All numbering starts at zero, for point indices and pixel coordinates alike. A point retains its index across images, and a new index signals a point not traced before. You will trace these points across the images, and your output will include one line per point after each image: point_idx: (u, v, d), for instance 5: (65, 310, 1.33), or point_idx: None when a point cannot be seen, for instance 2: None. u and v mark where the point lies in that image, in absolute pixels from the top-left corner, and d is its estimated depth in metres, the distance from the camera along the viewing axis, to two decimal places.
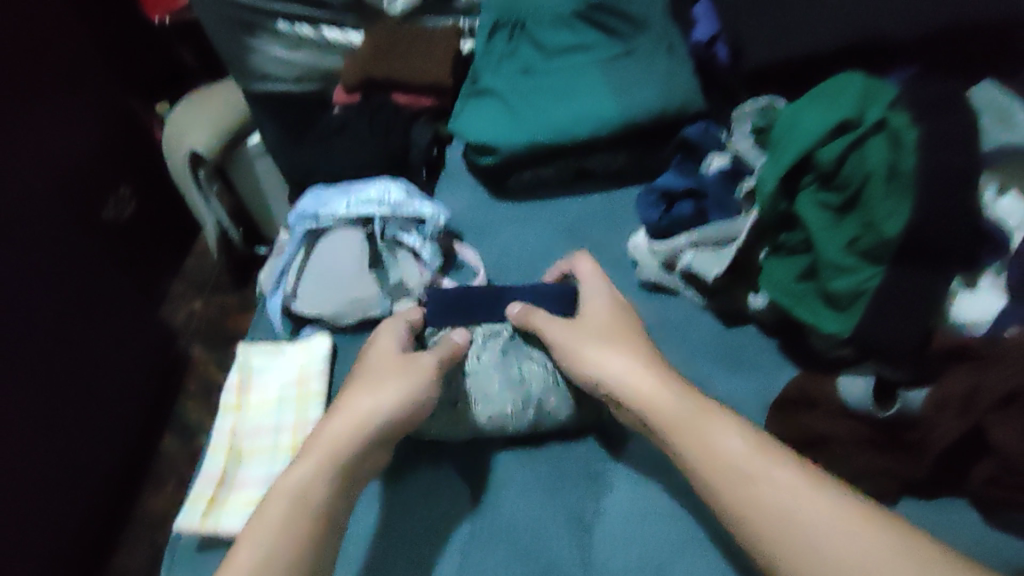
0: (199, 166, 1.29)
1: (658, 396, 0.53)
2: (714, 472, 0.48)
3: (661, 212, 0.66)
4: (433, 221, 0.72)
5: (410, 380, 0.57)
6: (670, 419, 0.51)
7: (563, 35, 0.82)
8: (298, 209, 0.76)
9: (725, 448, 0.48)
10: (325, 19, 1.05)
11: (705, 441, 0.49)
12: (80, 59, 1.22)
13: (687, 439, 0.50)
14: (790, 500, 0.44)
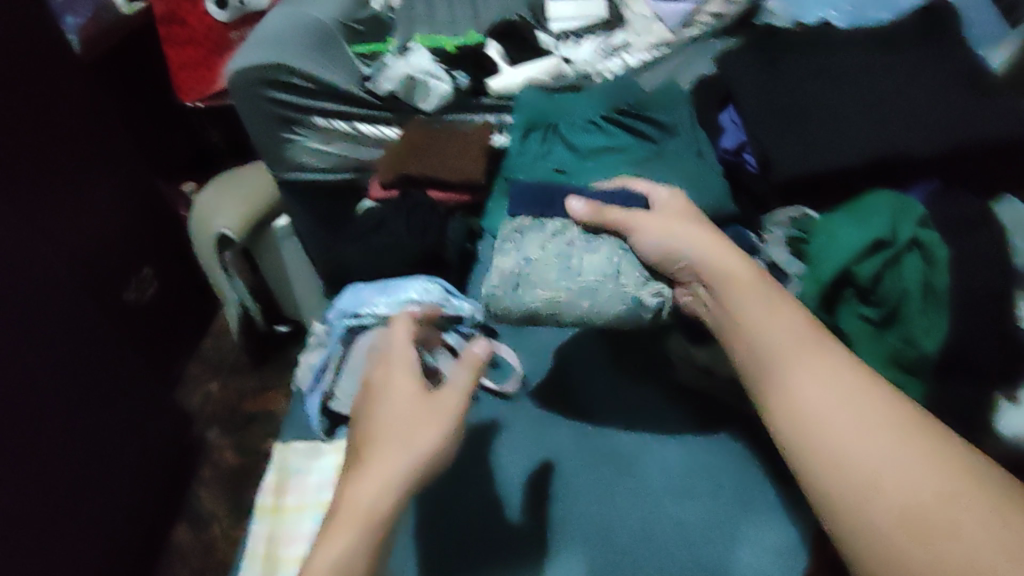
0: (226, 248, 1.33)
1: (788, 348, 0.54)
2: (822, 420, 0.49)
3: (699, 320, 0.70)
4: (470, 320, 0.76)
5: (427, 428, 0.54)
6: (799, 366, 0.53)
7: (596, 140, 0.86)
8: (338, 306, 0.79)
9: (847, 399, 0.49)
10: (361, 114, 1.08)
11: (835, 390, 0.50)
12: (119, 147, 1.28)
13: (808, 395, 0.51)
14: (899, 468, 0.45)
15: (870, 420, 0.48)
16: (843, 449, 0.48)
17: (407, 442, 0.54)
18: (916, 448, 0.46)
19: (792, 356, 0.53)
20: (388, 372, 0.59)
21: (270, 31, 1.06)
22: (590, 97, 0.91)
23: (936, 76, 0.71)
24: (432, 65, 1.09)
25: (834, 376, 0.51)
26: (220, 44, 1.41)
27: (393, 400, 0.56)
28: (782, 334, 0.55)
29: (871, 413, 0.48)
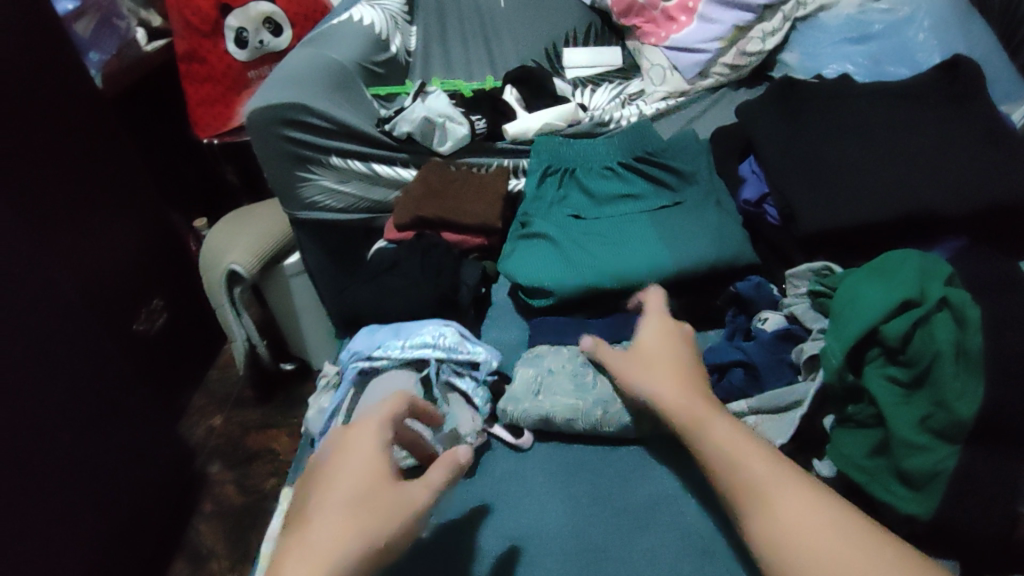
0: (236, 284, 1.33)
1: (692, 404, 0.59)
2: (725, 465, 0.53)
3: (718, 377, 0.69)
4: (487, 364, 0.74)
5: (383, 519, 0.50)
6: (701, 418, 0.57)
7: (613, 186, 0.86)
8: (352, 348, 0.77)
9: (741, 452, 0.54)
10: (377, 155, 1.10)
11: (734, 439, 0.55)
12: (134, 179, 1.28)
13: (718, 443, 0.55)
14: (830, 553, 0.46)
15: (765, 468, 0.52)
16: (750, 497, 0.51)
17: (364, 521, 0.49)
18: (807, 493, 0.50)
19: (692, 408, 0.58)
20: (353, 443, 0.55)
21: (290, 72, 1.07)
22: (606, 141, 0.91)
23: (965, 133, 0.71)
24: (448, 108, 1.10)
25: (731, 428, 0.56)
26: (238, 82, 1.42)
27: (357, 468, 0.52)
28: (682, 392, 0.60)
29: (793, 495, 0.50)
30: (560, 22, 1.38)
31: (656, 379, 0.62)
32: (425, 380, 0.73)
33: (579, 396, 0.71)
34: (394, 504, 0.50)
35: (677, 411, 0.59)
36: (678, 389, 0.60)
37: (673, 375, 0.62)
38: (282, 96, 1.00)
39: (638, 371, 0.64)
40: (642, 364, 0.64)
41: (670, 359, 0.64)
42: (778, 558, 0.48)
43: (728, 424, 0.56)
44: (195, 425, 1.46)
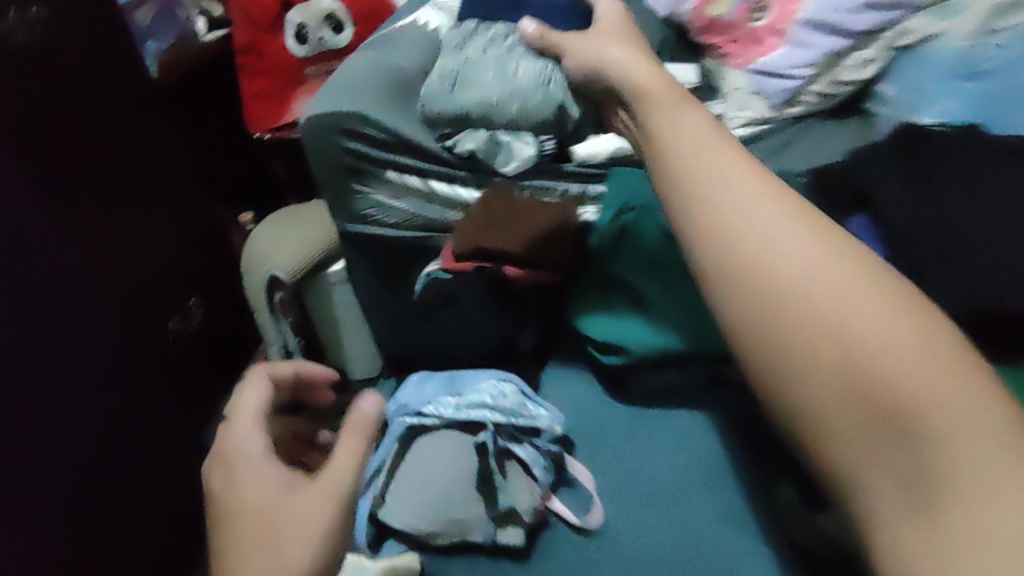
0: (276, 289, 1.27)
1: (813, 276, 0.46)
2: (849, 352, 0.44)
3: None
4: (548, 432, 0.75)
5: (320, 512, 0.63)
6: (812, 285, 0.46)
7: None
8: (400, 399, 0.81)
9: (873, 325, 0.44)
10: (435, 172, 1.01)
11: (867, 315, 0.44)
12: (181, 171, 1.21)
13: (846, 329, 0.44)
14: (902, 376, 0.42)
15: (912, 355, 0.43)
16: (893, 403, 0.42)
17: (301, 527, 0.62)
18: (868, 317, 0.44)
19: (815, 288, 0.46)
20: (240, 464, 0.65)
21: (351, 78, 1.01)
22: None
23: None
24: None
25: (859, 300, 0.45)
26: (293, 78, 1.36)
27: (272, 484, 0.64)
28: (801, 254, 0.47)
29: (858, 313, 0.44)
30: (636, 33, 1.28)
31: (768, 246, 0.48)
32: (480, 447, 0.74)
33: None
34: (316, 510, 0.63)
35: (783, 292, 0.46)
36: (802, 265, 0.46)
37: (785, 231, 0.48)
38: (342, 104, 0.95)
39: (739, 203, 0.50)
40: (735, 268, 0.49)
41: (761, 181, 0.52)
42: (936, 472, 0.40)
43: (843, 288, 0.45)
44: None
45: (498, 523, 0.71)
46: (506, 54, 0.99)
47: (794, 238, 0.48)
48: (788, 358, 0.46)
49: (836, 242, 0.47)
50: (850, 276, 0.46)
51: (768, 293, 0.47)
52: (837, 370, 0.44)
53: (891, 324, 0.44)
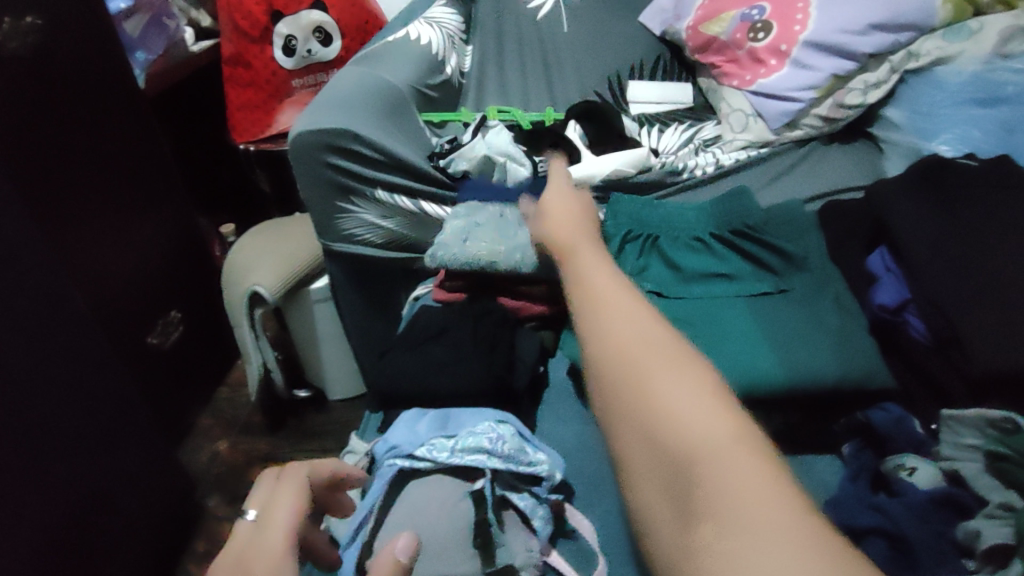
0: (257, 305, 1.22)
1: (654, 359, 0.40)
2: (670, 435, 0.36)
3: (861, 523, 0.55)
4: (549, 478, 0.63)
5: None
6: (647, 371, 0.39)
7: (703, 262, 0.74)
8: (388, 439, 0.68)
9: (694, 405, 0.37)
10: (426, 192, 0.96)
11: (665, 394, 0.38)
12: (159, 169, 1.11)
13: (673, 416, 0.37)
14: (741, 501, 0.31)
15: (721, 434, 0.35)
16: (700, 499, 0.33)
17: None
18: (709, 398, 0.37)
19: (649, 369, 0.39)
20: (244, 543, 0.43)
21: (341, 92, 0.96)
22: (700, 208, 0.79)
23: None
24: (511, 146, 0.97)
25: (673, 382, 0.38)
26: (279, 90, 1.30)
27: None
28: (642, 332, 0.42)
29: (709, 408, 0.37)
30: (634, 49, 1.27)
31: (635, 327, 0.42)
32: (476, 494, 0.62)
33: (501, 243, 0.77)
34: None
35: (636, 363, 0.40)
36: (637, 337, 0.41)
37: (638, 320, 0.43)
38: (330, 120, 0.90)
39: (603, 298, 0.45)
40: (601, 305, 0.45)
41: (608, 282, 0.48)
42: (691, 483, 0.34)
43: (679, 376, 0.39)
44: (198, 451, 1.32)
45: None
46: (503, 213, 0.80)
47: (645, 320, 0.43)
48: (618, 439, 0.39)
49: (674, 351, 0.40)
50: (678, 358, 0.40)
51: (621, 370, 0.40)
52: (652, 445, 0.36)
53: (690, 403, 0.37)
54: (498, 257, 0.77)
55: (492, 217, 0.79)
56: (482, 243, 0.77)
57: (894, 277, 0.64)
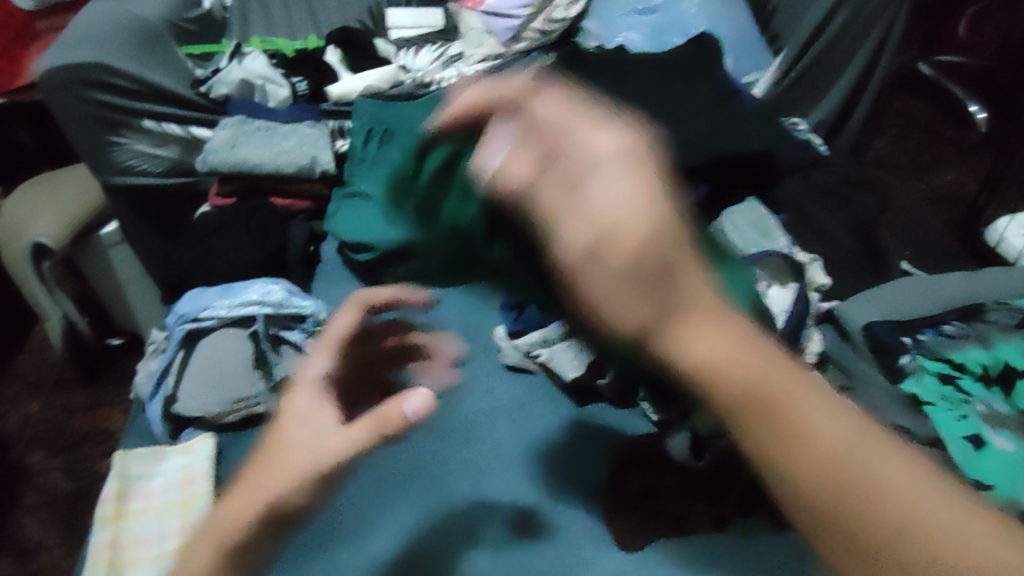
0: (43, 259, 1.15)
1: (745, 362, 0.28)
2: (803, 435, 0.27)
3: (514, 317, 0.77)
4: (313, 315, 0.80)
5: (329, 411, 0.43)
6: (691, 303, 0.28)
7: (426, 144, 0.95)
8: (178, 312, 0.79)
9: (830, 417, 0.28)
10: (194, 119, 1.07)
11: (799, 440, 0.27)
12: None
13: (818, 429, 0.27)
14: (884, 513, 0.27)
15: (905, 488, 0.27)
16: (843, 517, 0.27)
17: (293, 465, 0.39)
18: (826, 413, 0.28)
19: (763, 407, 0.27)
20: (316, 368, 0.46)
21: (90, 27, 0.99)
22: (425, 107, 1.00)
23: (703, 99, 0.84)
24: (267, 69, 1.10)
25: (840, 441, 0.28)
26: (24, 35, 1.29)
27: (288, 444, 0.40)
28: (657, 242, 0.28)
29: (811, 401, 0.28)
30: None
31: (685, 291, 0.28)
32: (254, 336, 0.76)
33: (270, 151, 0.92)
34: (308, 455, 0.39)
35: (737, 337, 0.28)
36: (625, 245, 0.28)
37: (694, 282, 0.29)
38: (86, 54, 0.94)
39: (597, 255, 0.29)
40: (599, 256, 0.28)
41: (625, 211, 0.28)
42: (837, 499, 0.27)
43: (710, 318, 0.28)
44: (9, 414, 1.29)
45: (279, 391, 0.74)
46: (265, 127, 0.95)
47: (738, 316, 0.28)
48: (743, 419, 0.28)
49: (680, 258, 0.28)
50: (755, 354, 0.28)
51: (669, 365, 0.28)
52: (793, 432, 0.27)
53: (867, 441, 0.28)
54: (267, 163, 0.92)
55: (250, 129, 0.95)
56: (258, 151, 0.92)
57: None
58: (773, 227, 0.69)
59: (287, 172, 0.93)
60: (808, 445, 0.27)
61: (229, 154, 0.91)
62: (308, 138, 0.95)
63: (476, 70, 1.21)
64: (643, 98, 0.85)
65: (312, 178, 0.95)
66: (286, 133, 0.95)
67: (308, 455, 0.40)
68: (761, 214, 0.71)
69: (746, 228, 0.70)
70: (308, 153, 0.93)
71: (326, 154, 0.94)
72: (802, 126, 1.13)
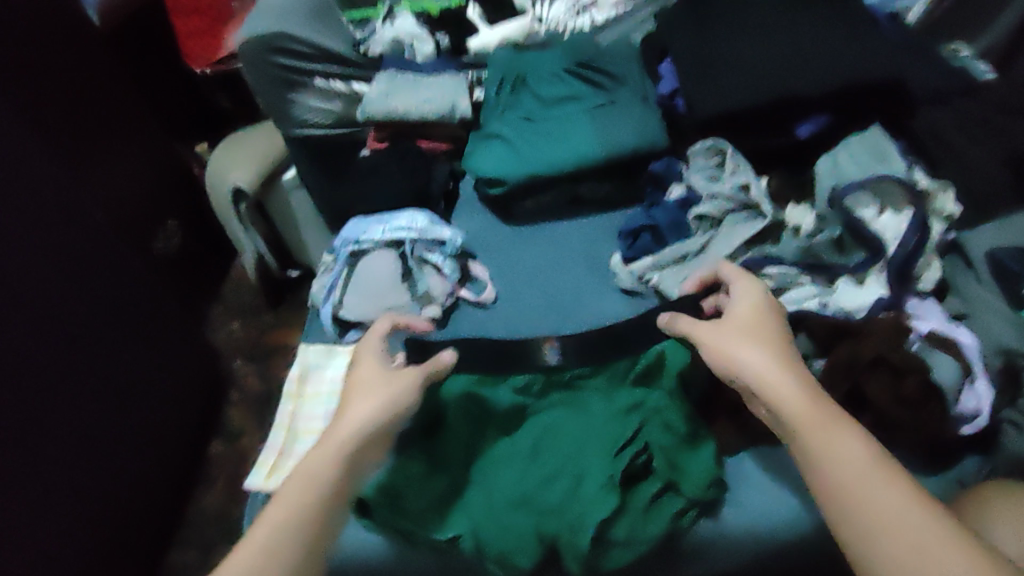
0: (241, 200, 1.37)
1: (815, 429, 0.53)
2: (870, 506, 0.48)
3: (628, 245, 0.81)
4: (452, 242, 0.91)
5: (387, 398, 0.64)
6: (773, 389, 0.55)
7: (558, 88, 1.01)
8: (341, 236, 0.95)
9: (887, 492, 0.49)
10: (355, 75, 1.21)
11: (851, 475, 0.50)
12: (137, 112, 1.34)
13: (858, 498, 0.49)
14: (891, 505, 0.48)
15: (879, 488, 0.49)
16: (869, 517, 0.48)
17: (358, 436, 0.61)
18: (862, 448, 0.51)
19: (826, 444, 0.52)
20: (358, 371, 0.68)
21: (272, 1, 1.15)
22: (556, 51, 1.05)
23: (835, 28, 0.82)
24: (415, 27, 1.24)
25: (882, 482, 0.49)
26: (222, 14, 1.51)
27: (365, 398, 0.64)
28: (785, 381, 0.55)
29: (866, 458, 0.51)
30: None
31: (748, 361, 0.57)
32: (402, 256, 0.91)
33: (416, 100, 1.04)
34: (362, 431, 0.61)
35: (837, 428, 0.53)
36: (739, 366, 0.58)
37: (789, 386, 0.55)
38: (272, 24, 1.09)
39: (728, 337, 0.59)
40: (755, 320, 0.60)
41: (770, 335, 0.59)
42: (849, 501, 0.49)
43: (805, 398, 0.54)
44: (217, 330, 1.58)
45: (422, 303, 0.88)
46: (411, 80, 1.06)
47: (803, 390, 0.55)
48: (829, 468, 0.51)
49: (791, 379, 0.55)
50: (839, 435, 0.52)
51: (784, 421, 0.54)
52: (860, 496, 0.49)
53: (883, 479, 0.49)
54: (415, 110, 1.03)
55: (401, 81, 1.07)
56: (405, 101, 1.04)
57: (669, 77, 0.97)
58: (894, 156, 0.70)
59: (430, 117, 1.04)
60: (846, 490, 0.50)
61: (381, 104, 1.04)
62: (450, 88, 1.05)
63: (610, 17, 1.26)
64: (767, 30, 0.85)
65: (453, 123, 1.06)
66: (430, 85, 1.06)
67: (373, 407, 0.63)
68: (881, 143, 0.71)
69: (866, 159, 0.71)
70: (448, 100, 1.04)
71: (466, 102, 1.04)
72: (965, 52, 1.01)
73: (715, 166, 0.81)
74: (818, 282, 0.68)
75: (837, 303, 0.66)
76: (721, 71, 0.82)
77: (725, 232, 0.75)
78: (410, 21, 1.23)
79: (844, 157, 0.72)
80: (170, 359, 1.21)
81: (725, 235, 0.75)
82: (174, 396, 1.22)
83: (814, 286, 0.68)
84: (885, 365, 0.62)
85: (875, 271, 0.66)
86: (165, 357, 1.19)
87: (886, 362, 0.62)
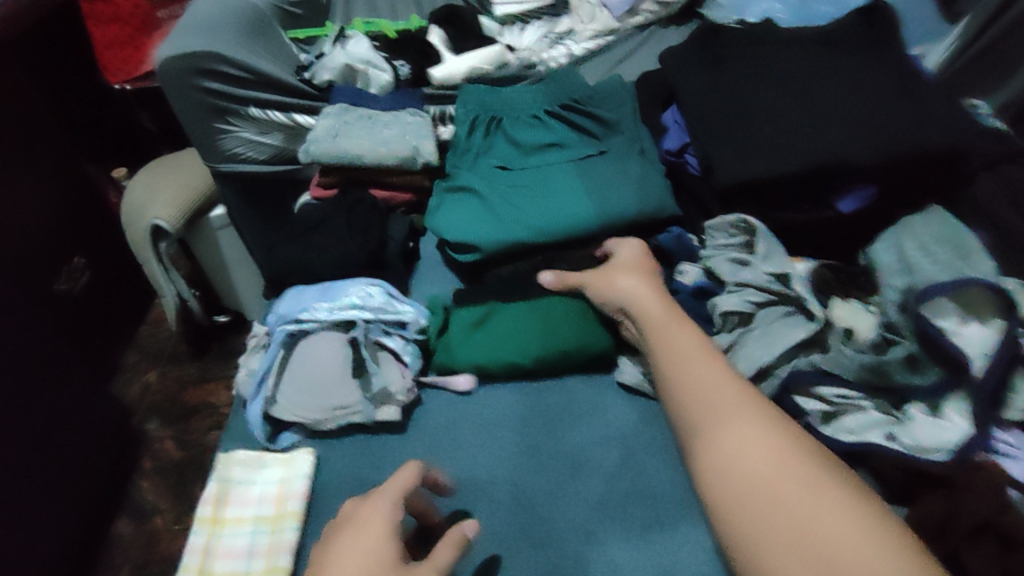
0: (161, 239, 1.15)
1: (721, 431, 0.49)
2: (779, 509, 0.43)
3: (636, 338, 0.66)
4: (415, 324, 0.77)
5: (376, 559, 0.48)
6: (724, 422, 0.50)
7: (537, 134, 0.85)
8: (278, 311, 0.78)
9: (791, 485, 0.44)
10: (297, 105, 1.01)
11: (755, 459, 0.46)
12: (40, 123, 1.10)
13: (760, 486, 0.45)
14: (774, 479, 0.45)
15: (756, 455, 0.46)
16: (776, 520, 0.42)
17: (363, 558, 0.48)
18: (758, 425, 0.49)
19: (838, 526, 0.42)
20: (362, 513, 0.52)
21: (197, 12, 0.96)
22: (534, 88, 0.90)
23: (874, 78, 0.70)
24: (370, 52, 1.05)
25: (770, 449, 0.46)
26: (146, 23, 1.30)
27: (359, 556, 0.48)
28: (689, 368, 0.55)
29: (744, 419, 0.49)
30: None
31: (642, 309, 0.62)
32: (353, 341, 0.74)
33: (368, 140, 0.86)
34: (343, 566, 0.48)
35: (711, 425, 0.50)
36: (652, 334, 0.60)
37: (748, 425, 0.49)
38: (192, 41, 0.89)
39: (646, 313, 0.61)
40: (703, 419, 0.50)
41: (662, 316, 0.61)
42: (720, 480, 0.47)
43: (838, 514, 0.42)
44: (129, 384, 1.33)
45: (377, 403, 0.71)
46: (367, 119, 0.89)
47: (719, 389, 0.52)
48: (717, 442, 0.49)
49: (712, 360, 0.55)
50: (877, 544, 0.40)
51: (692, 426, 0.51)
52: (774, 514, 0.43)
53: (764, 455, 0.46)
54: (368, 153, 0.86)
55: (354, 116, 0.89)
56: (357, 141, 0.86)
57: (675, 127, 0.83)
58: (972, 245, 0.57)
59: (387, 162, 0.86)
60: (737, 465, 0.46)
61: (327, 141, 0.86)
62: (414, 128, 0.88)
63: (592, 49, 1.12)
64: (793, 77, 0.72)
65: (414, 169, 0.88)
66: (391, 124, 0.89)
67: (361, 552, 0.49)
68: (960, 233, 0.59)
69: (936, 249, 0.59)
70: (408, 141, 0.86)
71: (430, 145, 0.86)
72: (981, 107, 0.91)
73: (738, 244, 0.68)
74: (880, 406, 0.54)
75: (910, 437, 0.51)
76: (744, 126, 0.68)
77: (764, 330, 0.59)
78: (364, 44, 1.06)
79: (908, 244, 0.59)
80: (67, 429, 0.98)
81: (763, 334, 0.59)
82: (69, 470, 0.98)
83: (877, 411, 0.54)
84: (992, 531, 0.45)
85: (955, 398, 0.51)
86: (61, 423, 0.96)
87: (995, 528, 0.45)
